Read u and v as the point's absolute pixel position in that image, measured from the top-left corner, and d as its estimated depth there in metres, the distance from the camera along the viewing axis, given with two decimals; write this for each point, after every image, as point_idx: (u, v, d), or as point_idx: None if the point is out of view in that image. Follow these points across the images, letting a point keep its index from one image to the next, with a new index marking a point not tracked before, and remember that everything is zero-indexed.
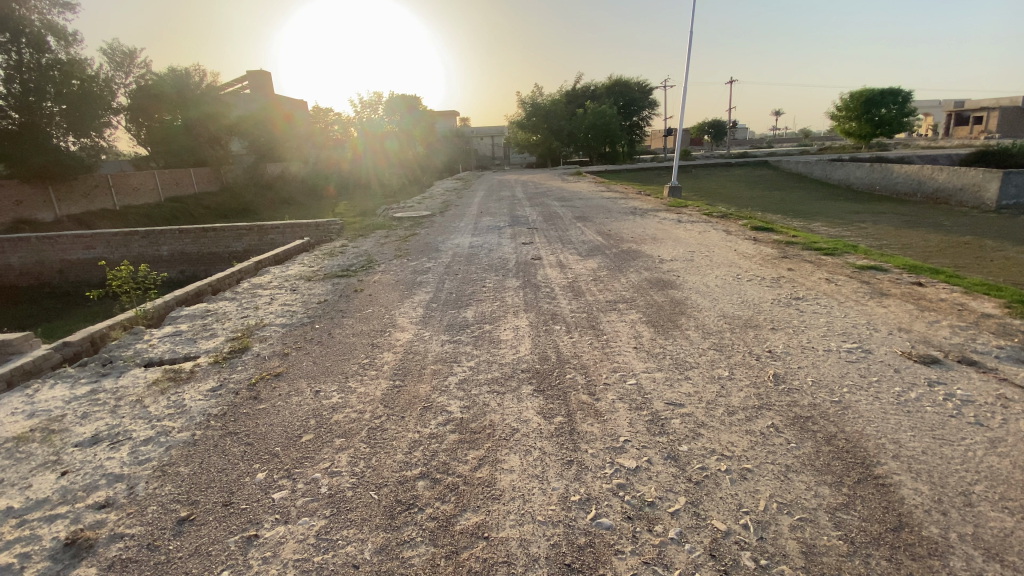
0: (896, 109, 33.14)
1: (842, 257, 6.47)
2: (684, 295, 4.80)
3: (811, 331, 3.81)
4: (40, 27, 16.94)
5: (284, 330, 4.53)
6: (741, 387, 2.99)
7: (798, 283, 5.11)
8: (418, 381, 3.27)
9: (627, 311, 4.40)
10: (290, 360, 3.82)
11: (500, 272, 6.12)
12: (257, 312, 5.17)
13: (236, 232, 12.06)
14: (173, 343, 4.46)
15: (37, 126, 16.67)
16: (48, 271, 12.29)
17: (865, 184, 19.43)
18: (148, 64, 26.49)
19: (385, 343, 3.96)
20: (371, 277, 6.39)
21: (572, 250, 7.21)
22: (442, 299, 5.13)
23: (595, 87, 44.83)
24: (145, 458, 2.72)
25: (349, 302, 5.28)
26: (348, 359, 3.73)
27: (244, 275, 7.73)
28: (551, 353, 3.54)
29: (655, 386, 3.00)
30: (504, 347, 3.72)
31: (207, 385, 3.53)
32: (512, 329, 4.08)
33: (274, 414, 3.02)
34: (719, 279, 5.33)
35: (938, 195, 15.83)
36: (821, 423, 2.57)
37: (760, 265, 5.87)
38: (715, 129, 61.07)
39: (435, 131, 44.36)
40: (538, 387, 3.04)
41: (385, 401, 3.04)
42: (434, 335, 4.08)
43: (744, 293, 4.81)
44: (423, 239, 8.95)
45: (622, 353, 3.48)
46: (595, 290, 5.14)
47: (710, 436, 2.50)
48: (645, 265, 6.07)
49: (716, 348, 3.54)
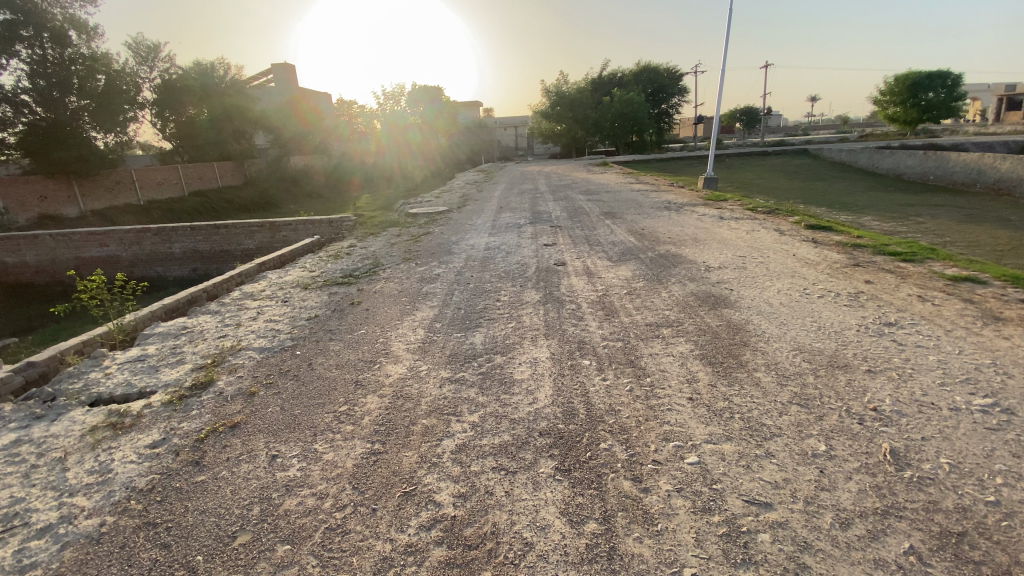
0: (945, 92, 30.88)
1: (923, 264, 5.44)
2: (744, 317, 3.90)
3: (921, 377, 2.90)
4: (62, 21, 16.71)
5: (260, 357, 3.82)
6: (850, 475, 2.12)
7: (882, 301, 4.16)
8: (402, 444, 2.49)
9: (675, 341, 3.52)
10: (254, 404, 3.09)
11: (518, 281, 5.32)
12: (236, 331, 4.46)
13: (247, 230, 11.51)
14: (132, 372, 3.77)
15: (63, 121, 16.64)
16: (62, 269, 11.98)
17: (916, 173, 17.87)
18: (172, 57, 26.21)
19: (370, 383, 3.19)
20: (373, 285, 5.68)
21: (602, 254, 6.33)
22: (449, 317, 4.35)
23: (623, 74, 43.19)
24: (29, 563, 2.00)
25: (341, 319, 4.54)
26: (321, 406, 2.97)
27: (242, 280, 7.07)
28: (578, 406, 2.70)
29: (725, 468, 2.18)
30: (519, 392, 2.91)
31: (148, 439, 2.82)
32: (529, 364, 3.27)
33: (211, 495, 2.29)
34: (783, 295, 4.38)
35: (1002, 185, 14.32)
36: (987, 549, 1.74)
37: (829, 275, 4.92)
38: (748, 117, 58.54)
39: (458, 122, 43.75)
40: (562, 464, 2.24)
41: (356, 478, 2.28)
42: (433, 370, 3.29)
43: (818, 314, 3.89)
44: (436, 239, 8.20)
45: (672, 408, 2.64)
46: (631, 307, 4.27)
47: (822, 572, 1.66)
48: (689, 274, 5.17)
49: (801, 403, 2.65)
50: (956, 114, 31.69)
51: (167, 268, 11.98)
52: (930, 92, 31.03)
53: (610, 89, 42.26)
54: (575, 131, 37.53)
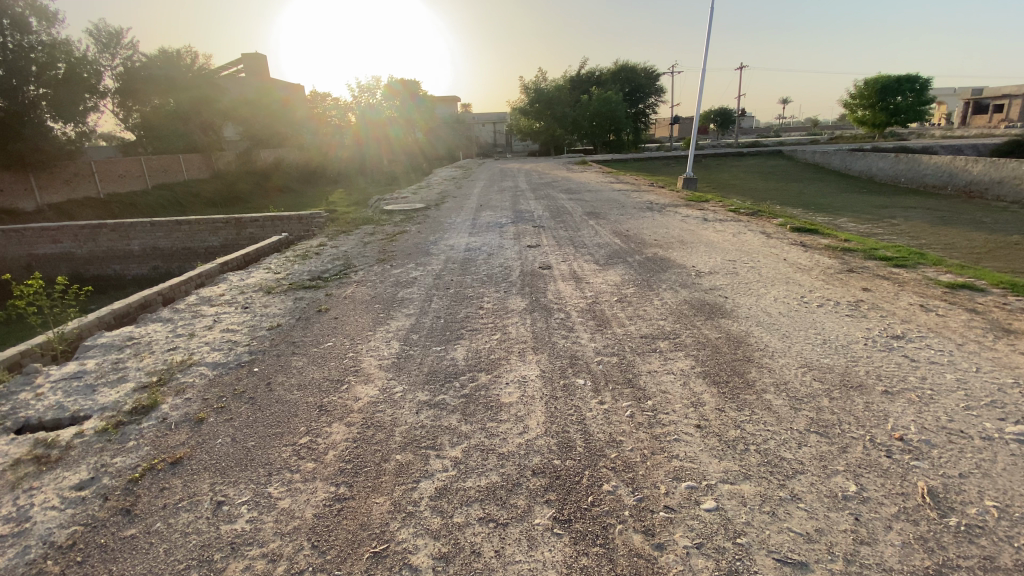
0: (913, 96, 31.61)
1: (916, 270, 5.30)
2: (743, 329, 3.64)
3: (945, 400, 2.67)
4: (23, 8, 15.59)
5: (212, 375, 3.40)
6: (889, 523, 1.86)
7: (884, 310, 3.98)
8: (372, 488, 2.14)
9: (674, 355, 3.24)
10: (202, 434, 2.69)
11: (500, 286, 4.98)
12: (189, 343, 4.01)
13: (211, 226, 10.88)
14: (67, 391, 3.30)
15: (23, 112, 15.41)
16: (12, 266, 11.16)
17: (888, 175, 18.14)
18: (134, 45, 24.90)
19: (336, 408, 2.82)
20: (344, 289, 5.29)
21: (588, 257, 6.04)
22: (426, 328, 3.97)
23: (602, 72, 43.09)
24: None
25: (307, 329, 4.14)
26: (278, 437, 2.58)
27: (201, 282, 6.55)
28: (574, 436, 2.38)
29: (748, 516, 1.89)
30: (506, 419, 2.57)
31: (74, 479, 2.40)
32: (516, 384, 2.94)
33: (141, 556, 1.90)
34: (781, 303, 4.16)
35: (972, 188, 14.58)
36: None
37: (825, 282, 4.74)
38: (722, 118, 59.25)
39: (436, 117, 43.22)
40: (560, 513, 1.92)
41: (316, 533, 1.91)
42: (408, 391, 2.94)
43: (821, 326, 3.67)
44: (413, 239, 7.76)
45: (679, 439, 2.35)
46: (624, 317, 3.98)
47: None
48: (680, 280, 4.93)
49: (820, 432, 2.39)
50: (923, 117, 32.52)
51: (125, 266, 11.28)
52: (899, 97, 31.75)
53: (588, 87, 42.14)
54: (553, 128, 37.37)
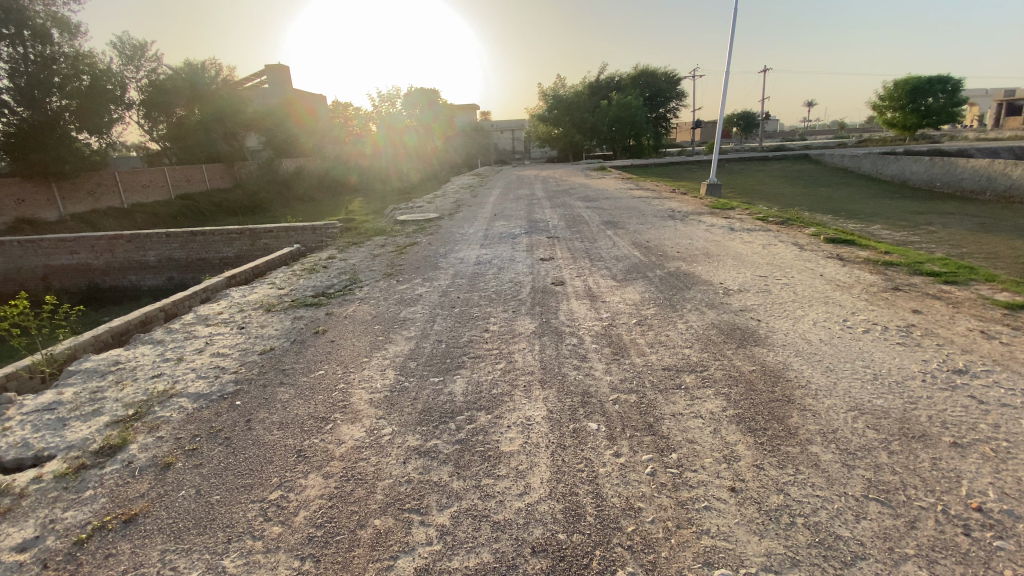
0: (945, 98, 30.37)
1: (968, 288, 4.80)
2: (780, 360, 3.23)
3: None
4: (45, 19, 15.85)
5: (191, 409, 3.11)
6: None
7: (939, 338, 3.51)
8: (341, 565, 1.81)
9: (703, 394, 2.84)
10: (166, 484, 2.40)
11: (511, 305, 4.65)
12: (175, 369, 3.77)
13: (225, 237, 10.78)
14: (36, 426, 3.07)
15: (48, 123, 15.69)
16: (31, 278, 11.26)
17: (921, 180, 17.30)
18: (159, 57, 25.44)
19: (315, 454, 2.50)
20: (345, 307, 5.01)
21: (605, 272, 5.67)
22: (427, 354, 3.64)
23: (621, 77, 42.62)
24: None
25: (302, 353, 3.87)
26: (248, 491, 2.28)
27: (205, 296, 6.35)
28: (584, 503, 2.01)
29: None
30: (505, 475, 2.22)
31: (16, 539, 2.13)
32: (520, 428, 2.59)
33: None
34: (821, 328, 3.73)
35: (1012, 193, 13.73)
36: None
37: (868, 303, 4.28)
38: (745, 121, 58.04)
39: (455, 125, 43.30)
40: None
41: None
42: (399, 434, 2.61)
43: (868, 357, 3.24)
44: (422, 252, 7.49)
45: (710, 507, 1.96)
46: (645, 345, 3.57)
47: None
48: (706, 299, 4.52)
49: (881, 500, 1.98)
50: (956, 119, 31.25)
51: (141, 277, 11.26)
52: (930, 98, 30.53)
53: (608, 93, 41.68)
54: (572, 135, 36.70)
